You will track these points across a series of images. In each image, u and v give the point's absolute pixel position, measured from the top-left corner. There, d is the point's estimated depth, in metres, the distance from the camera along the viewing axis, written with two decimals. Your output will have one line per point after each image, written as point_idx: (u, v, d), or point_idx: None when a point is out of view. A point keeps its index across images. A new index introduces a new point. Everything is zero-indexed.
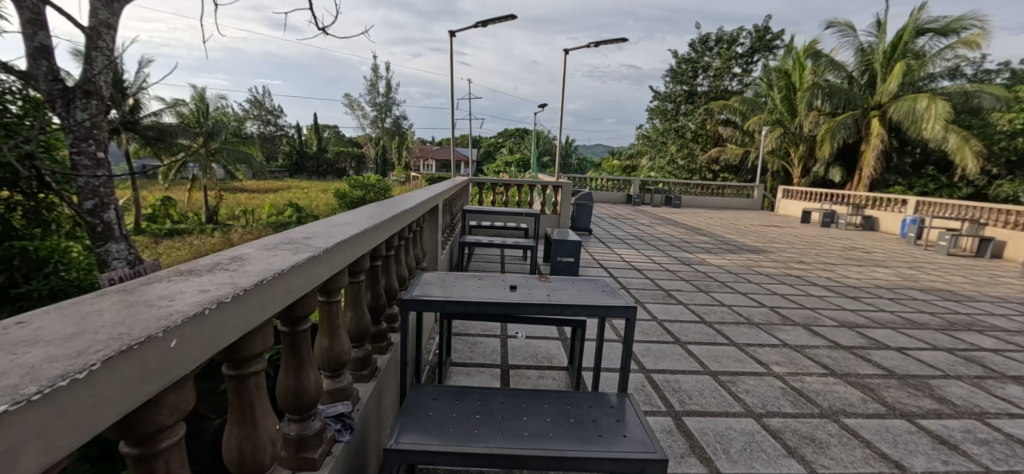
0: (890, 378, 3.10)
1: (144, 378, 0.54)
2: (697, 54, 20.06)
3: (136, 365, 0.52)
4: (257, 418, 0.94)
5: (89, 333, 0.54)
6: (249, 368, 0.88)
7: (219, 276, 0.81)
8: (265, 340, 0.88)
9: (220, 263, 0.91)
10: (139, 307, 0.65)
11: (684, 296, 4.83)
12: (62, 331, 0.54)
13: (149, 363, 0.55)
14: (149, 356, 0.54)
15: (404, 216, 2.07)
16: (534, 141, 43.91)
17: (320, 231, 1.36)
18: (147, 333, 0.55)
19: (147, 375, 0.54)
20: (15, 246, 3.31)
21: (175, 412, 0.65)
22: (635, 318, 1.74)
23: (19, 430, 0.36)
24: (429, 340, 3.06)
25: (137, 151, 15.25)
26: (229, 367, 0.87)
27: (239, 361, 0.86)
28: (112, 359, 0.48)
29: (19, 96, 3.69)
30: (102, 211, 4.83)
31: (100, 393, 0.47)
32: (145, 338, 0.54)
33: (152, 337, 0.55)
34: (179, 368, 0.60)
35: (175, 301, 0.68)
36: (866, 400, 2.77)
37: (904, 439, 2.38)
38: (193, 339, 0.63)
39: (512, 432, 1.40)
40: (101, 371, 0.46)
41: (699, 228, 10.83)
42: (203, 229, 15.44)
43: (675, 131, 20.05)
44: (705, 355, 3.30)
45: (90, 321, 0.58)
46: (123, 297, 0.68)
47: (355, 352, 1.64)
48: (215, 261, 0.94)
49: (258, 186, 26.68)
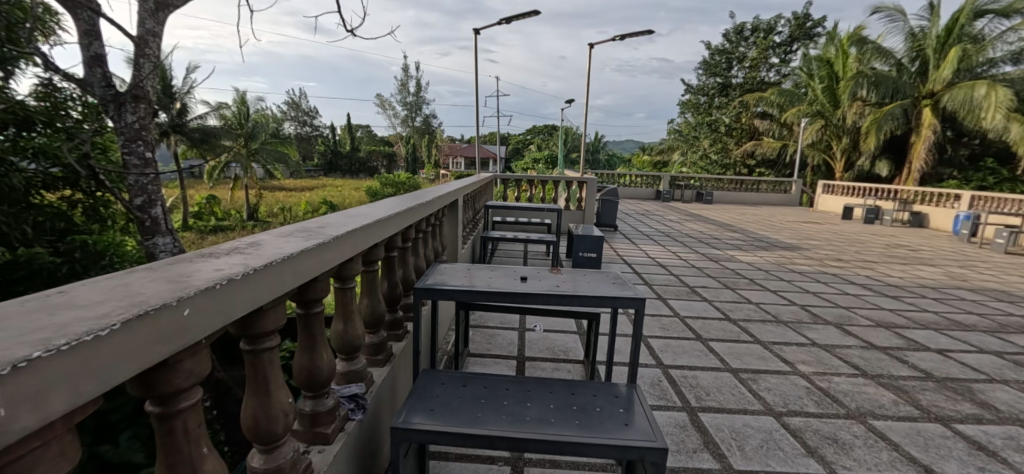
0: (927, 381, 2.91)
1: (159, 341, 0.59)
2: (731, 45, 19.18)
3: (150, 329, 0.57)
4: (270, 390, 0.99)
5: (114, 299, 0.59)
6: (263, 344, 0.94)
7: (234, 258, 0.87)
8: (277, 318, 0.94)
9: (238, 247, 0.97)
10: (162, 281, 0.70)
11: (709, 293, 4.68)
12: (95, 297, 0.60)
13: (163, 328, 0.59)
14: (165, 321, 0.59)
15: (421, 209, 2.11)
16: (562, 137, 43.21)
17: (336, 220, 1.43)
18: (160, 301, 0.59)
19: (162, 338, 0.59)
20: (77, 241, 3.64)
21: (191, 376, 0.70)
22: (643, 309, 1.72)
23: (47, 375, 0.42)
24: (447, 332, 3.11)
25: (184, 152, 16.11)
26: (245, 342, 0.93)
27: (254, 336, 0.92)
28: (128, 322, 0.53)
29: (78, 102, 4.10)
30: (149, 207, 4.73)
31: (117, 349, 0.52)
32: (160, 305, 0.59)
33: (167, 304, 0.59)
34: (193, 334, 0.65)
35: (193, 276, 0.73)
36: (898, 403, 2.61)
37: (936, 443, 2.23)
38: (208, 309, 0.69)
39: (514, 416, 1.41)
40: (122, 335, 0.52)
41: (730, 223, 10.53)
42: (244, 226, 16.23)
43: (708, 125, 19.16)
44: (727, 352, 3.20)
45: (120, 291, 0.63)
46: (147, 274, 0.74)
47: (370, 338, 1.69)
48: (234, 246, 1.00)
49: (294, 184, 27.73)
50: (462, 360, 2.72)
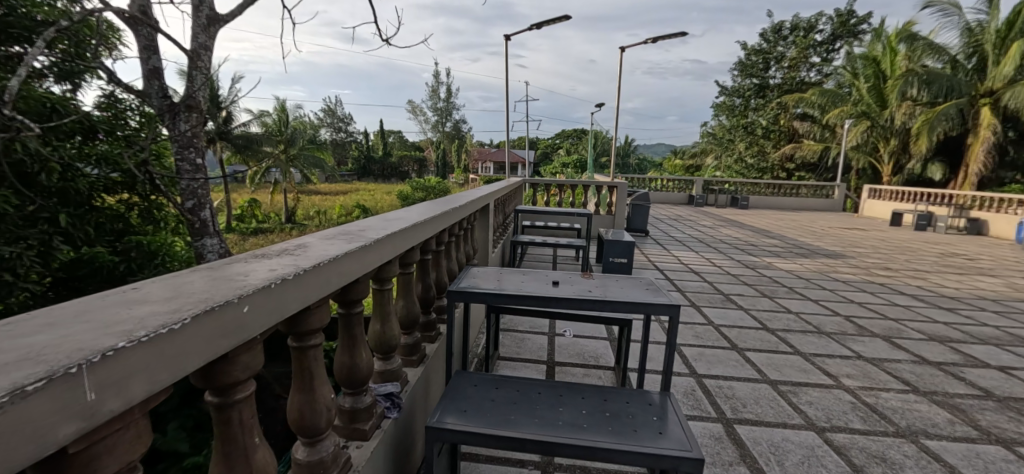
0: (987, 400, 2.69)
1: (222, 335, 0.63)
2: (769, 45, 18.38)
3: (215, 325, 0.61)
4: (314, 385, 1.03)
5: (182, 296, 0.64)
6: (308, 341, 0.97)
7: (286, 259, 0.91)
8: (322, 317, 0.97)
9: (287, 249, 1.02)
10: (222, 279, 0.74)
11: (745, 301, 4.52)
12: (165, 293, 0.64)
13: (226, 323, 0.63)
14: (227, 317, 0.63)
15: (454, 214, 2.14)
16: (592, 142, 42.82)
17: (375, 224, 1.47)
18: (224, 298, 0.63)
19: (225, 333, 0.63)
20: (134, 240, 3.93)
21: (247, 369, 0.74)
22: (677, 316, 1.68)
23: (128, 363, 0.47)
24: (477, 334, 3.14)
25: (229, 158, 17.00)
26: (292, 338, 0.97)
27: (301, 334, 0.96)
28: (198, 317, 0.57)
29: (137, 112, 4.30)
30: (199, 210, 5.23)
31: (187, 342, 0.56)
32: (224, 302, 0.63)
33: (229, 301, 0.64)
34: (251, 329, 0.69)
35: (249, 275, 0.77)
36: (954, 422, 2.43)
37: (998, 468, 2.06)
38: (264, 307, 0.73)
39: (546, 420, 1.41)
40: (193, 329, 0.56)
41: (767, 230, 10.12)
42: (282, 228, 16.92)
43: (743, 127, 18.57)
44: (765, 363, 3.07)
45: (187, 288, 0.68)
46: (209, 273, 0.78)
47: (405, 339, 1.73)
48: (284, 247, 1.05)
49: (329, 189, 28.70)
50: (492, 362, 2.74)
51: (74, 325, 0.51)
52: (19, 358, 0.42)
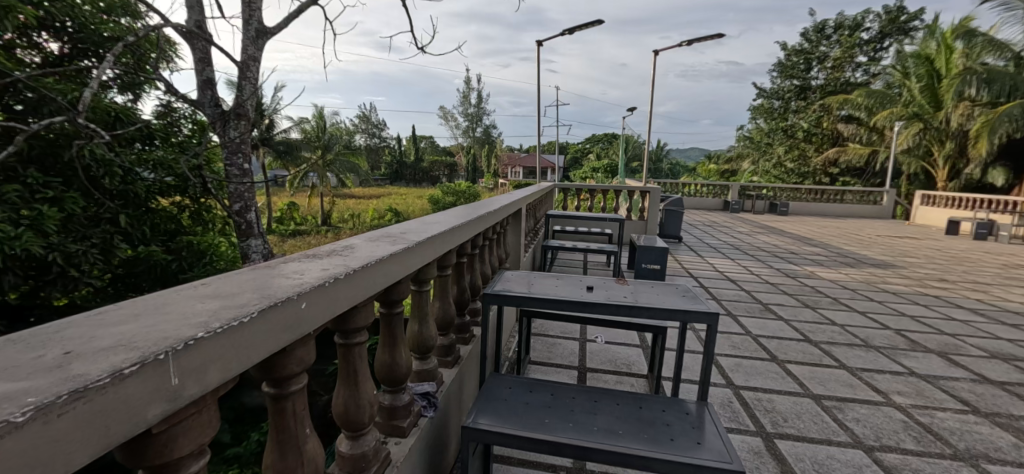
0: None
1: (283, 329, 0.70)
2: (811, 45, 17.67)
3: (278, 319, 0.68)
4: (359, 380, 1.08)
5: (248, 292, 0.71)
6: (354, 338, 1.02)
7: (336, 259, 0.98)
8: (367, 315, 1.01)
9: (336, 249, 1.08)
10: (281, 277, 0.81)
11: (786, 311, 4.33)
12: (234, 289, 0.72)
13: (287, 318, 0.71)
14: (287, 312, 0.70)
15: (488, 218, 2.18)
16: (623, 146, 42.22)
17: (414, 227, 1.53)
18: (285, 295, 0.70)
19: (285, 327, 0.70)
20: (185, 241, 4.28)
21: (301, 363, 0.79)
22: (716, 325, 1.63)
23: (208, 351, 0.55)
24: (509, 338, 3.15)
25: (271, 163, 17.83)
26: (339, 335, 1.01)
27: (347, 331, 0.99)
28: (264, 311, 0.65)
29: (190, 120, 4.60)
30: (246, 212, 5.48)
31: (254, 333, 0.63)
32: (284, 299, 0.70)
33: (290, 298, 0.71)
34: (306, 325, 0.76)
35: (304, 274, 0.84)
36: (1020, 447, 2.24)
37: None
38: (319, 304, 0.80)
39: (581, 425, 1.40)
40: (259, 321, 0.64)
41: (809, 237, 9.66)
42: (319, 230, 17.55)
43: (783, 131, 17.85)
44: (807, 376, 2.93)
45: (252, 285, 0.75)
46: (269, 271, 0.85)
47: (441, 340, 1.76)
48: (332, 248, 1.11)
49: (363, 193, 29.58)
50: (523, 366, 2.74)
51: (158, 315, 0.60)
52: (117, 344, 0.51)
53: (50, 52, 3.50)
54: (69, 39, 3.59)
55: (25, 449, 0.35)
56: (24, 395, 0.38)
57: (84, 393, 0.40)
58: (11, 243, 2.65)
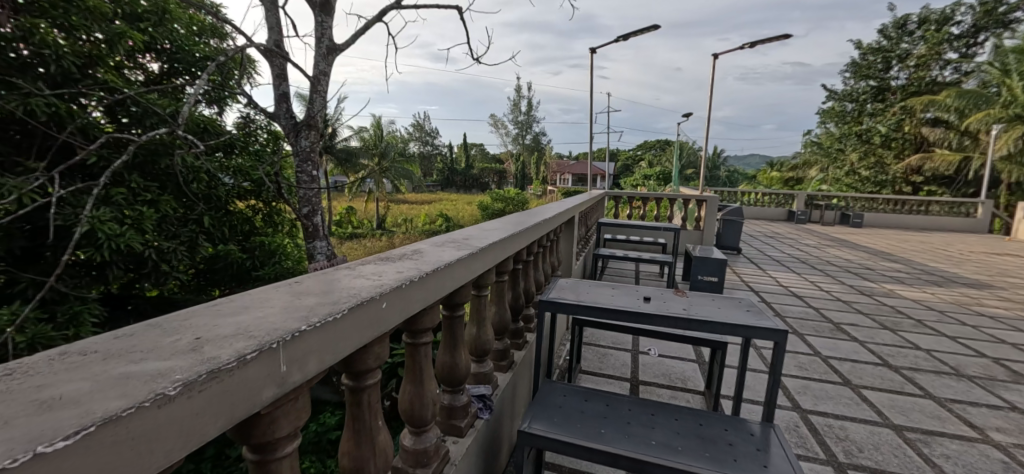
0: None
1: (366, 326, 0.82)
2: (890, 42, 16.17)
3: (362, 316, 0.80)
4: (424, 379, 1.15)
5: (336, 291, 0.85)
6: (420, 339, 1.11)
7: (408, 263, 1.10)
8: (434, 317, 1.11)
9: (406, 254, 1.21)
10: (362, 278, 0.95)
11: (860, 332, 3.97)
12: (326, 288, 0.86)
13: (369, 316, 0.83)
14: (370, 311, 0.82)
15: (543, 225, 2.23)
16: (676, 153, 40.72)
17: (474, 233, 1.62)
18: (368, 295, 0.83)
19: (367, 324, 0.82)
20: (260, 241, 4.69)
21: (377, 359, 0.90)
22: (784, 343, 1.54)
23: (310, 343, 0.67)
24: (559, 346, 3.14)
25: (332, 170, 18.97)
26: (407, 334, 1.11)
27: (415, 331, 1.09)
28: (352, 309, 0.77)
29: (265, 130, 5.07)
30: (313, 215, 5.28)
31: (344, 329, 0.75)
32: (368, 299, 0.82)
33: (372, 298, 0.83)
34: (383, 324, 0.88)
35: (382, 276, 0.97)
36: None
37: None
38: (396, 304, 0.92)
39: (638, 438, 1.36)
40: (346, 319, 0.75)
41: (888, 252, 8.78)
42: (374, 233, 18.39)
43: (856, 135, 16.43)
44: (885, 404, 2.67)
45: (340, 285, 0.88)
46: (351, 271, 1.00)
47: (496, 345, 1.79)
48: (403, 252, 1.23)
49: (416, 198, 30.67)
50: (574, 374, 2.72)
51: (260, 309, 0.73)
52: (234, 332, 0.63)
53: (151, 71, 3.95)
54: (168, 60, 4.03)
55: (174, 416, 0.47)
56: (173, 373, 0.50)
57: (216, 374, 0.52)
58: (116, 240, 2.97)
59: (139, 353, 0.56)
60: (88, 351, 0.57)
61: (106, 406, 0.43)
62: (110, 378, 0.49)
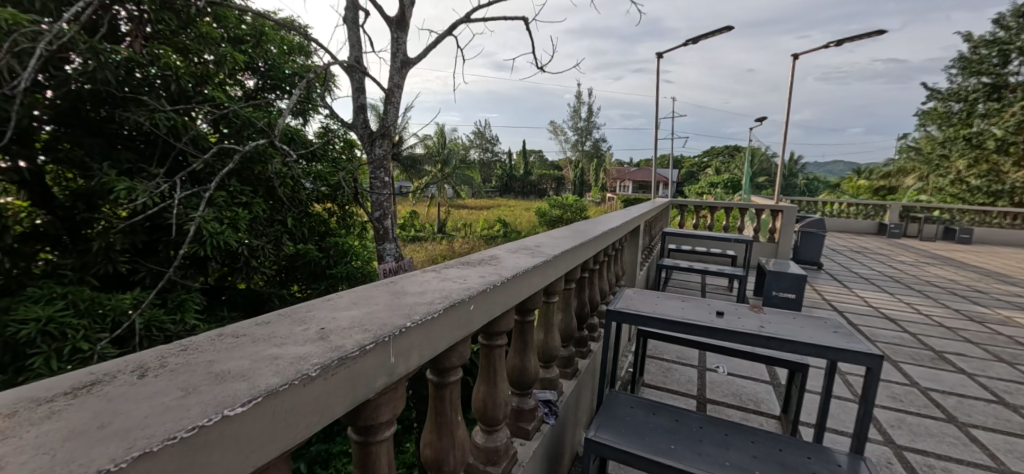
0: None
1: (456, 326, 0.91)
2: (1010, 32, 14.08)
3: (453, 317, 0.90)
4: (498, 379, 1.20)
5: (429, 292, 0.95)
6: (495, 340, 1.16)
7: (487, 267, 1.19)
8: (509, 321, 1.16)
9: (483, 259, 1.30)
10: (449, 280, 1.05)
11: (970, 363, 3.47)
12: (419, 289, 0.98)
13: (459, 317, 0.92)
14: (459, 312, 0.91)
15: (610, 234, 2.21)
16: (746, 160, 38.23)
17: (545, 240, 1.66)
18: (459, 297, 0.92)
19: (457, 324, 0.91)
20: (334, 241, 5.06)
21: (461, 358, 0.97)
22: (880, 368, 1.39)
23: (412, 339, 0.77)
24: (621, 356, 3.06)
25: (398, 176, 20.02)
26: (483, 336, 1.17)
27: (491, 333, 1.15)
28: (446, 309, 0.86)
29: (342, 139, 5.49)
30: (383, 219, 5.56)
31: (437, 328, 0.84)
32: (459, 301, 0.91)
33: (462, 301, 0.92)
34: (471, 324, 0.97)
35: (467, 279, 1.07)
36: None
37: None
38: (484, 307, 1.01)
39: (709, 458, 1.30)
40: (441, 318, 0.85)
41: (1007, 274, 7.60)
42: (435, 237, 19.13)
43: (965, 139, 14.45)
44: (1003, 448, 2.31)
45: (430, 287, 0.99)
46: (437, 273, 1.12)
47: (562, 351, 1.79)
48: (480, 257, 1.32)
49: (475, 203, 31.52)
50: (637, 387, 2.64)
51: (366, 306, 0.85)
52: (352, 325, 0.75)
53: (249, 87, 4.42)
54: (263, 77, 4.49)
55: (316, 393, 0.58)
56: (310, 357, 0.62)
57: (344, 361, 0.62)
58: (217, 238, 3.32)
59: (280, 338, 0.70)
60: (241, 334, 0.72)
61: (267, 381, 0.55)
62: (263, 357, 0.62)
